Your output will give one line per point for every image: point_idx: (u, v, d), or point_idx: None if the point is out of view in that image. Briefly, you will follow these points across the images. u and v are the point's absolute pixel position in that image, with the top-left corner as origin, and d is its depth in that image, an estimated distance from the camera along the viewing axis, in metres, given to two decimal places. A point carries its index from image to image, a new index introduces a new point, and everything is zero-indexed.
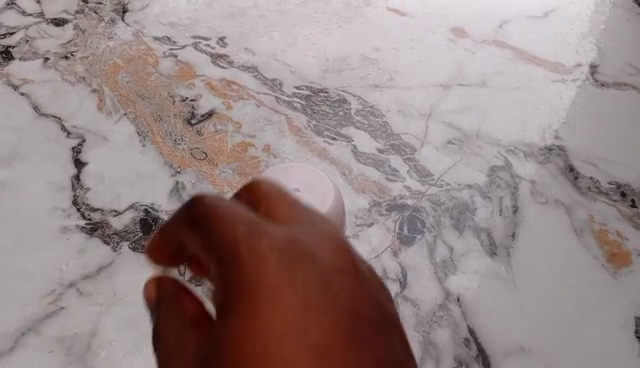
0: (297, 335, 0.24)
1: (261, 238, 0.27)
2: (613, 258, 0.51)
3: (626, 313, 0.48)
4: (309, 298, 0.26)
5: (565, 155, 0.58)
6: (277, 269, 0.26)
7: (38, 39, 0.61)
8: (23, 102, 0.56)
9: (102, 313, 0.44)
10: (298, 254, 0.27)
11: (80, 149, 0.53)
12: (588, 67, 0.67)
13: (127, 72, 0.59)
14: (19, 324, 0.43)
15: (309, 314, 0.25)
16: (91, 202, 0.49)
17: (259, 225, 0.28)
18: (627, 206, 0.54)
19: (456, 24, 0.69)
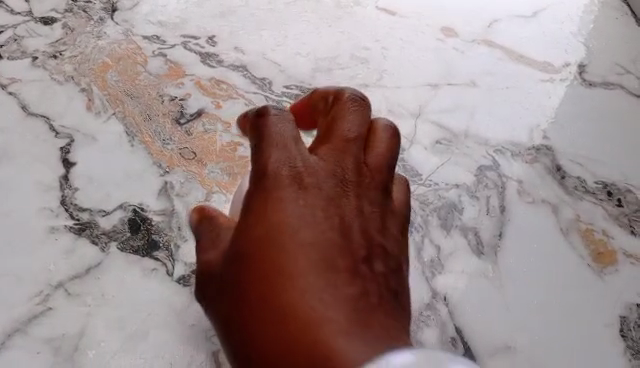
0: (303, 244, 0.35)
1: (288, 162, 0.37)
2: (599, 256, 0.52)
3: (611, 312, 0.49)
4: (313, 214, 0.36)
5: (552, 154, 0.59)
6: (292, 192, 0.36)
7: (26, 37, 0.61)
8: (10, 101, 0.56)
9: (91, 314, 0.44)
10: (311, 182, 0.37)
11: (69, 149, 0.53)
12: (577, 66, 0.67)
13: (116, 71, 0.59)
14: (7, 324, 0.43)
15: (316, 227, 0.35)
16: (79, 202, 0.49)
17: (289, 148, 0.38)
18: (612, 205, 0.55)
19: (445, 23, 0.69)
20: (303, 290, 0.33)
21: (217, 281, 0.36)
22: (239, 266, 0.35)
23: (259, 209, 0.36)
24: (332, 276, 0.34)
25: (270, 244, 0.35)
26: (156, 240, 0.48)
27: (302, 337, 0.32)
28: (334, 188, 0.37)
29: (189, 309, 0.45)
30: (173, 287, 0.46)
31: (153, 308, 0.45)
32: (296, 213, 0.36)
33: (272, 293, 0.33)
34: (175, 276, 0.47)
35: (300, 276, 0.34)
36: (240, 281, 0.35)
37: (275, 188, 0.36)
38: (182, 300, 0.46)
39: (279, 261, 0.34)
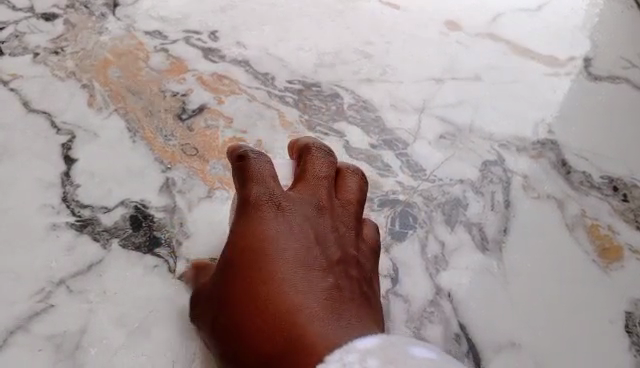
0: (282, 254, 0.40)
1: (269, 192, 0.42)
2: (605, 252, 0.51)
3: (616, 308, 0.49)
4: (289, 231, 0.41)
5: (558, 149, 0.58)
6: (272, 213, 0.42)
7: (28, 34, 0.60)
8: (12, 98, 0.55)
9: (93, 311, 0.44)
10: (285, 204, 0.42)
11: (70, 145, 0.52)
12: (582, 60, 0.66)
13: (118, 67, 0.59)
14: (8, 322, 0.43)
15: (294, 240, 0.41)
16: (80, 198, 0.49)
17: (268, 183, 0.42)
18: (618, 200, 0.55)
19: (449, 17, 0.68)
20: (282, 291, 0.39)
21: (209, 295, 0.42)
22: (227, 278, 0.40)
23: (242, 227, 0.41)
24: (306, 279, 0.40)
25: (253, 257, 0.40)
26: (157, 236, 0.48)
27: (284, 329, 0.38)
28: (311, 211, 0.43)
29: None
30: (175, 284, 0.46)
31: (155, 305, 0.45)
32: (274, 230, 0.41)
33: (256, 296, 0.39)
34: (177, 273, 0.46)
35: (279, 279, 0.40)
36: (228, 289, 0.40)
37: (255, 211, 0.41)
38: (184, 296, 0.45)
39: (260, 270, 0.40)
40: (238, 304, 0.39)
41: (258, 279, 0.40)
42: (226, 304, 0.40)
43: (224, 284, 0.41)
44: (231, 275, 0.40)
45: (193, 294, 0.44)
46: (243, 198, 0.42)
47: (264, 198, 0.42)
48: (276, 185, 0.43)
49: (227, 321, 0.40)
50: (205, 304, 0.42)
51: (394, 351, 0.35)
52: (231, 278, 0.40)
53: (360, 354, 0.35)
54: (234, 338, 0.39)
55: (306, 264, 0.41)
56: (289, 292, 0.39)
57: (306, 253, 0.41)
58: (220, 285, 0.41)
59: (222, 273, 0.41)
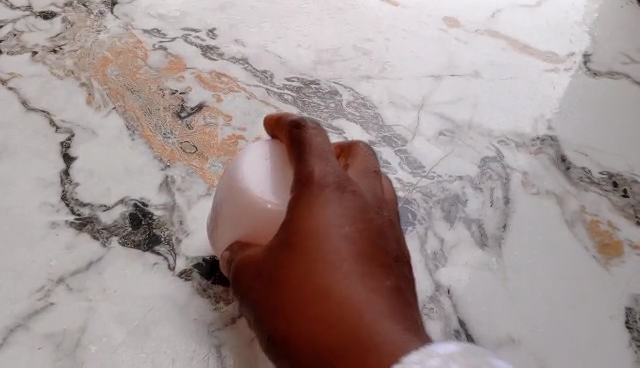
0: (346, 241, 0.37)
1: (332, 172, 0.39)
2: (605, 248, 0.51)
3: (616, 303, 0.49)
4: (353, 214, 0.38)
5: (557, 145, 0.58)
6: (334, 195, 0.38)
7: (27, 32, 0.60)
8: (11, 96, 0.55)
9: (93, 309, 0.44)
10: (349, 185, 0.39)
11: (69, 144, 0.52)
12: (581, 55, 0.66)
13: (116, 65, 0.58)
14: (8, 320, 0.43)
15: (358, 227, 0.37)
16: (80, 197, 0.49)
17: (328, 161, 0.39)
18: (618, 196, 0.55)
19: (448, 14, 0.68)
20: (347, 283, 0.35)
21: (254, 273, 0.38)
22: (283, 258, 0.37)
23: (299, 204, 0.37)
24: (373, 272, 0.36)
25: (316, 240, 0.36)
26: (156, 234, 0.48)
27: (347, 324, 0.34)
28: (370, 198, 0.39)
29: (191, 303, 0.45)
30: (174, 282, 0.46)
31: (155, 302, 0.45)
32: (338, 212, 0.37)
33: (319, 285, 0.35)
34: (176, 271, 0.47)
35: (345, 269, 0.36)
36: (283, 273, 0.37)
37: (317, 189, 0.38)
38: (184, 294, 0.46)
39: (324, 255, 0.36)
40: (298, 291, 0.36)
41: (321, 266, 0.36)
42: (281, 287, 0.36)
43: (276, 264, 0.37)
44: (288, 255, 0.37)
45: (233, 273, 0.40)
46: (306, 174, 0.38)
47: (330, 176, 0.38)
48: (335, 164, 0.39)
49: (282, 306, 0.36)
50: (249, 284, 0.38)
51: (475, 358, 0.33)
52: (288, 259, 0.37)
53: (442, 358, 0.32)
54: (288, 326, 0.36)
55: (373, 255, 0.37)
56: (353, 285, 0.36)
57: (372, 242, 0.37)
58: (273, 265, 0.37)
59: (275, 251, 0.37)
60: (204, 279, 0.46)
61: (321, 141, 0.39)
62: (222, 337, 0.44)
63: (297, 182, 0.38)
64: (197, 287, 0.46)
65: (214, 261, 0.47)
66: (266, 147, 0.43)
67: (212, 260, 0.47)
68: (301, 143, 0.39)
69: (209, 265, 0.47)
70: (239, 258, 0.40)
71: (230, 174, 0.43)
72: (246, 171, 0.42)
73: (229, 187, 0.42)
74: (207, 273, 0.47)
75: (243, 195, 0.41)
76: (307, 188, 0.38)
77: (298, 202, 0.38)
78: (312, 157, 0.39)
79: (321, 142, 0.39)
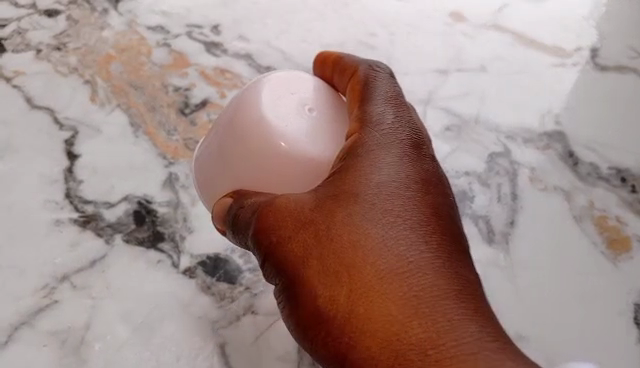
0: (420, 212, 0.36)
1: (400, 143, 0.39)
2: (613, 244, 0.51)
3: (625, 299, 0.48)
4: (426, 189, 0.37)
5: (565, 140, 0.57)
6: (405, 167, 0.38)
7: (31, 30, 0.60)
8: (14, 94, 0.55)
9: (97, 306, 0.44)
10: (420, 161, 0.39)
11: (73, 141, 0.52)
12: (589, 50, 0.65)
13: (120, 63, 0.58)
14: (12, 318, 0.43)
15: (430, 199, 0.37)
16: (84, 194, 0.49)
17: (396, 132, 0.40)
18: (626, 191, 0.54)
19: (454, 8, 0.67)
20: (424, 254, 0.34)
21: (299, 217, 0.36)
22: (345, 204, 0.36)
23: (367, 166, 0.38)
24: (445, 239, 0.36)
25: (386, 195, 0.37)
26: (160, 232, 0.48)
27: (419, 291, 0.33)
28: (440, 175, 0.39)
29: (195, 301, 0.45)
30: (178, 279, 0.46)
31: (159, 300, 0.45)
32: (407, 169, 0.38)
33: (390, 248, 0.34)
34: (180, 268, 0.46)
35: (421, 239, 0.35)
36: (353, 235, 0.35)
37: (388, 157, 0.38)
38: (188, 292, 0.45)
39: (394, 212, 0.36)
40: (362, 245, 0.35)
41: (391, 225, 0.35)
42: (339, 239, 0.35)
43: (339, 210, 0.36)
44: (352, 205, 0.36)
45: (258, 215, 0.37)
46: (374, 125, 0.40)
47: (399, 130, 0.40)
48: (400, 133, 0.40)
49: (341, 260, 0.34)
50: (290, 232, 0.36)
51: None
52: (355, 209, 0.36)
53: None
54: (345, 283, 0.34)
55: (446, 227, 0.36)
56: (424, 246, 0.35)
57: (440, 206, 0.37)
58: (329, 211, 0.36)
59: (331, 197, 0.36)
60: (209, 276, 0.46)
61: (391, 100, 0.42)
62: (226, 335, 0.44)
63: (366, 130, 0.39)
64: (201, 285, 0.46)
65: (218, 259, 0.47)
66: (293, 89, 0.42)
67: (216, 257, 0.47)
68: (374, 92, 0.42)
69: (213, 263, 0.47)
70: (270, 196, 0.38)
71: (243, 101, 0.42)
72: (264, 105, 0.41)
73: (241, 116, 0.41)
74: (211, 270, 0.47)
75: (258, 129, 0.41)
76: (378, 139, 0.39)
77: (366, 152, 0.38)
78: (383, 111, 0.41)
79: (390, 100, 0.42)
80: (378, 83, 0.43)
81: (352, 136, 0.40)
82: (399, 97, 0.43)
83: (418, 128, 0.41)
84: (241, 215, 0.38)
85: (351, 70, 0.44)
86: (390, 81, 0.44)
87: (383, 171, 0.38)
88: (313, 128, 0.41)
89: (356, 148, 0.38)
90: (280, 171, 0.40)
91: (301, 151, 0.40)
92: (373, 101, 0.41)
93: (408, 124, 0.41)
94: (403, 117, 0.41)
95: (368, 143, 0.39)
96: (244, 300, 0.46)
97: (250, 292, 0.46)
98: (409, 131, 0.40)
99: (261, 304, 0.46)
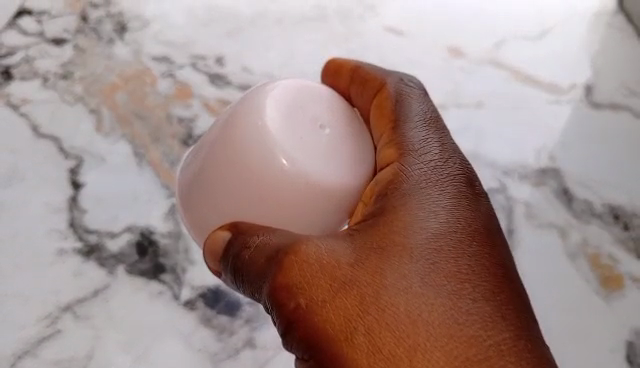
0: (472, 281, 0.38)
1: (440, 190, 0.43)
2: (607, 281, 0.53)
3: (618, 337, 0.50)
4: (476, 256, 0.40)
5: (560, 176, 0.59)
6: (452, 228, 0.41)
7: (39, 58, 0.60)
8: (21, 122, 0.56)
9: (98, 337, 0.46)
10: (464, 223, 0.41)
11: (78, 170, 0.53)
12: (583, 87, 0.66)
13: (125, 92, 0.59)
14: (15, 347, 0.45)
15: (480, 267, 0.39)
16: (87, 224, 0.50)
17: (435, 166, 0.44)
18: (619, 229, 0.56)
19: (453, 42, 0.68)
20: (486, 335, 0.36)
21: (335, 274, 0.37)
22: (387, 261, 0.38)
23: (411, 220, 0.40)
24: (501, 314, 0.38)
25: (433, 254, 0.39)
26: (162, 263, 0.49)
27: None
28: (483, 234, 0.41)
29: (194, 333, 0.47)
30: (178, 311, 0.47)
31: (160, 331, 0.46)
32: (450, 227, 0.41)
33: (455, 328, 0.36)
34: (181, 300, 0.48)
35: (480, 317, 0.37)
36: (408, 307, 0.37)
37: (429, 207, 0.41)
38: (188, 323, 0.47)
39: (446, 277, 0.38)
40: (420, 320, 0.36)
41: (448, 298, 0.37)
42: (391, 310, 0.36)
43: (385, 270, 0.38)
44: (397, 266, 0.38)
45: (277, 268, 0.37)
46: (409, 165, 0.43)
47: (434, 166, 0.44)
48: (436, 165, 0.44)
49: (395, 332, 0.36)
50: (333, 297, 0.36)
51: None
52: (403, 271, 0.38)
53: None
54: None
55: (500, 301, 0.38)
56: (485, 326, 0.37)
57: (487, 263, 0.40)
58: (370, 268, 0.38)
59: (367, 253, 0.38)
60: (208, 309, 0.48)
61: (421, 131, 0.46)
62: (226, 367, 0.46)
63: (402, 170, 0.43)
64: (200, 317, 0.47)
65: (218, 291, 0.48)
66: (297, 101, 0.43)
67: (216, 290, 0.49)
68: (405, 119, 0.46)
69: (213, 295, 0.48)
70: (288, 239, 0.38)
71: (248, 111, 0.42)
72: (271, 118, 0.41)
73: (245, 125, 0.41)
74: (211, 303, 0.48)
75: (261, 142, 0.41)
76: (416, 184, 0.43)
77: (406, 203, 0.41)
78: (416, 147, 0.45)
79: (419, 131, 0.46)
80: (406, 110, 0.47)
81: (387, 174, 0.43)
82: (428, 122, 0.47)
83: (451, 162, 0.45)
84: (255, 262, 0.38)
85: (376, 85, 0.48)
86: (415, 100, 0.48)
87: (425, 227, 0.40)
88: (313, 145, 0.42)
89: (395, 194, 0.42)
90: (278, 190, 0.41)
91: (304, 172, 0.41)
92: (405, 131, 0.46)
93: (443, 164, 0.44)
94: (435, 152, 0.45)
95: (407, 188, 0.42)
96: (243, 332, 0.47)
97: (250, 325, 0.47)
98: (445, 174, 0.44)
99: (260, 337, 0.47)
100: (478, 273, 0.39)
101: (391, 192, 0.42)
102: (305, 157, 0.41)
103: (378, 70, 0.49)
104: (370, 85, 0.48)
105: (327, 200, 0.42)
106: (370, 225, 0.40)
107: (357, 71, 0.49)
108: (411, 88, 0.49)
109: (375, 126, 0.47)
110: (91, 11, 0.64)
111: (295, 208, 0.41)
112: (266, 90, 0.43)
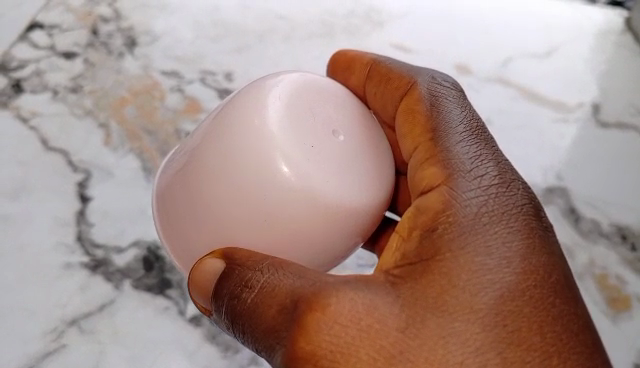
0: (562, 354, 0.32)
1: (507, 226, 0.36)
2: (614, 302, 0.53)
3: (625, 359, 0.50)
4: (563, 317, 0.33)
5: (567, 196, 0.59)
6: (531, 279, 0.34)
7: (49, 72, 0.60)
8: (30, 135, 0.56)
9: (103, 352, 0.46)
10: (543, 271, 0.35)
11: (86, 184, 0.53)
12: (590, 106, 0.66)
13: (134, 106, 0.59)
14: (21, 361, 0.45)
15: (568, 333, 0.33)
16: (94, 238, 0.51)
17: (490, 191, 0.37)
18: (626, 249, 0.56)
19: (460, 60, 0.68)
20: None
21: (379, 344, 0.31)
22: (448, 328, 0.32)
23: (476, 267, 0.34)
24: None
25: (509, 318, 0.32)
26: (168, 278, 0.50)
27: None
28: (566, 287, 0.35)
29: (199, 350, 0.47)
30: (184, 327, 0.48)
31: (165, 347, 0.47)
32: (523, 277, 0.34)
33: None
34: (187, 316, 0.48)
35: None
36: None
37: (493, 248, 0.35)
38: (194, 340, 0.47)
39: (531, 347, 0.32)
40: None
41: None
42: None
43: (446, 339, 0.31)
44: (458, 336, 0.32)
45: (295, 328, 0.32)
46: (461, 191, 0.37)
47: (492, 192, 0.37)
48: (489, 188, 0.38)
49: None
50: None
51: None
52: (471, 342, 0.31)
53: None
54: None
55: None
56: None
57: (571, 328, 0.33)
58: (426, 339, 0.31)
59: (417, 315, 0.32)
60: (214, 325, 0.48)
61: (468, 146, 0.40)
62: None
63: (453, 199, 0.37)
64: (206, 333, 0.48)
65: None
66: (300, 100, 0.40)
67: None
68: (447, 132, 0.41)
69: None
70: (310, 287, 0.33)
71: (247, 109, 0.39)
72: (274, 118, 0.38)
73: (246, 127, 0.38)
74: None
75: (262, 146, 0.37)
76: (475, 218, 0.36)
77: (465, 246, 0.34)
78: (467, 167, 0.39)
79: (466, 146, 0.40)
80: (446, 122, 0.42)
81: (435, 206, 0.37)
82: (474, 135, 0.41)
83: (513, 190, 0.38)
84: (264, 314, 0.34)
85: (401, 86, 0.45)
86: (452, 105, 0.43)
87: (495, 281, 0.33)
88: (320, 152, 0.38)
89: (448, 231, 0.35)
90: (279, 204, 0.37)
91: (309, 184, 0.37)
92: (449, 148, 0.40)
93: (504, 191, 0.38)
94: (492, 173, 0.39)
95: (464, 223, 0.35)
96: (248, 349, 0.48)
97: None
98: (509, 204, 0.37)
99: None
100: (565, 345, 0.33)
101: (441, 229, 0.35)
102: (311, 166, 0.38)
103: (404, 70, 0.46)
104: (394, 85, 0.46)
105: (334, 218, 0.38)
106: (421, 275, 0.34)
107: (375, 68, 0.48)
108: (444, 89, 0.45)
109: (406, 136, 0.43)
110: (102, 25, 0.65)
111: (297, 224, 0.38)
112: (269, 85, 0.40)
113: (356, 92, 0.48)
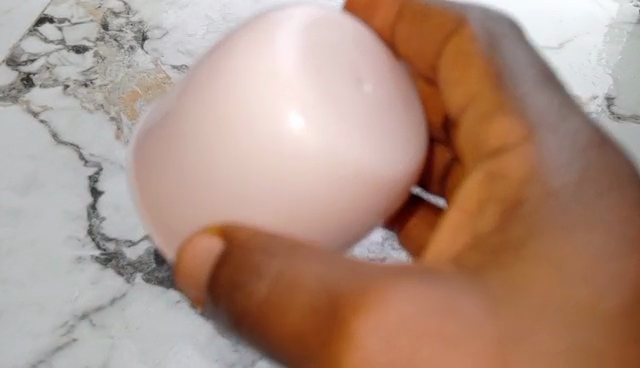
0: None
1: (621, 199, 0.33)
2: None
3: None
4: None
5: None
6: None
7: (59, 66, 0.60)
8: (40, 130, 0.56)
9: (115, 345, 0.46)
10: None
11: (97, 178, 0.53)
12: (605, 99, 0.65)
13: (144, 100, 0.58)
14: (32, 355, 0.45)
15: None
16: (106, 231, 0.50)
17: (585, 154, 0.35)
18: None
19: None
20: None
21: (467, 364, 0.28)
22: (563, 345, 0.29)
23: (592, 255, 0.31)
24: None
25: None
26: None
27: None
28: None
29: (211, 343, 0.47)
30: (195, 321, 0.47)
31: (176, 341, 0.47)
32: None
33: None
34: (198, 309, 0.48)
35: None
36: None
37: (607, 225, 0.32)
38: (205, 332, 0.47)
39: None
40: None
41: None
42: None
43: (554, 357, 0.28)
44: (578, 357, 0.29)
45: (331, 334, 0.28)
46: (547, 151, 0.36)
47: (588, 151, 0.35)
48: (573, 147, 0.36)
49: None
50: None
51: None
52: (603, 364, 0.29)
53: None
54: None
55: None
56: None
57: None
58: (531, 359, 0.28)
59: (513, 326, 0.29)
60: None
61: (544, 97, 0.39)
62: None
63: (540, 160, 0.35)
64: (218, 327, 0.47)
65: None
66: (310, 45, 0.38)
67: None
68: (514, 79, 0.40)
69: None
70: (349, 282, 0.29)
71: (264, 60, 0.37)
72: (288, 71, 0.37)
73: (266, 83, 0.37)
74: None
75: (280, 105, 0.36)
76: (576, 181, 0.34)
77: (573, 220, 0.32)
78: (551, 124, 0.37)
79: (540, 95, 0.39)
80: (512, 67, 0.41)
81: (516, 169, 0.36)
82: (547, 82, 0.40)
83: (610, 141, 0.36)
84: (285, 314, 0.29)
85: (447, 26, 0.44)
86: (515, 49, 0.42)
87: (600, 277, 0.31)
88: (358, 119, 0.38)
89: (543, 203, 0.33)
90: (330, 172, 0.37)
91: (338, 152, 0.37)
92: (522, 97, 0.39)
93: (603, 149, 0.36)
94: (582, 128, 0.37)
95: (565, 193, 0.33)
96: None
97: None
98: (611, 166, 0.35)
99: None
100: None
101: (523, 202, 0.34)
102: (348, 135, 0.37)
103: (449, 9, 0.45)
104: (437, 26, 0.44)
105: (365, 189, 0.38)
106: (511, 264, 0.31)
107: (409, 7, 0.46)
108: (499, 26, 0.44)
109: (457, 85, 0.42)
110: (112, 20, 0.64)
111: (346, 194, 0.38)
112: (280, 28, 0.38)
113: (382, 36, 0.46)
